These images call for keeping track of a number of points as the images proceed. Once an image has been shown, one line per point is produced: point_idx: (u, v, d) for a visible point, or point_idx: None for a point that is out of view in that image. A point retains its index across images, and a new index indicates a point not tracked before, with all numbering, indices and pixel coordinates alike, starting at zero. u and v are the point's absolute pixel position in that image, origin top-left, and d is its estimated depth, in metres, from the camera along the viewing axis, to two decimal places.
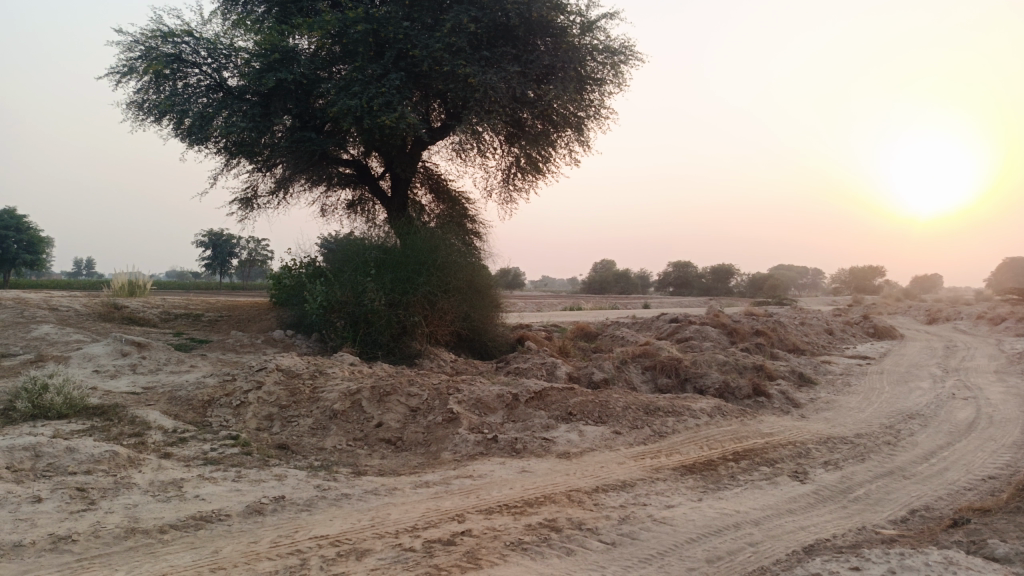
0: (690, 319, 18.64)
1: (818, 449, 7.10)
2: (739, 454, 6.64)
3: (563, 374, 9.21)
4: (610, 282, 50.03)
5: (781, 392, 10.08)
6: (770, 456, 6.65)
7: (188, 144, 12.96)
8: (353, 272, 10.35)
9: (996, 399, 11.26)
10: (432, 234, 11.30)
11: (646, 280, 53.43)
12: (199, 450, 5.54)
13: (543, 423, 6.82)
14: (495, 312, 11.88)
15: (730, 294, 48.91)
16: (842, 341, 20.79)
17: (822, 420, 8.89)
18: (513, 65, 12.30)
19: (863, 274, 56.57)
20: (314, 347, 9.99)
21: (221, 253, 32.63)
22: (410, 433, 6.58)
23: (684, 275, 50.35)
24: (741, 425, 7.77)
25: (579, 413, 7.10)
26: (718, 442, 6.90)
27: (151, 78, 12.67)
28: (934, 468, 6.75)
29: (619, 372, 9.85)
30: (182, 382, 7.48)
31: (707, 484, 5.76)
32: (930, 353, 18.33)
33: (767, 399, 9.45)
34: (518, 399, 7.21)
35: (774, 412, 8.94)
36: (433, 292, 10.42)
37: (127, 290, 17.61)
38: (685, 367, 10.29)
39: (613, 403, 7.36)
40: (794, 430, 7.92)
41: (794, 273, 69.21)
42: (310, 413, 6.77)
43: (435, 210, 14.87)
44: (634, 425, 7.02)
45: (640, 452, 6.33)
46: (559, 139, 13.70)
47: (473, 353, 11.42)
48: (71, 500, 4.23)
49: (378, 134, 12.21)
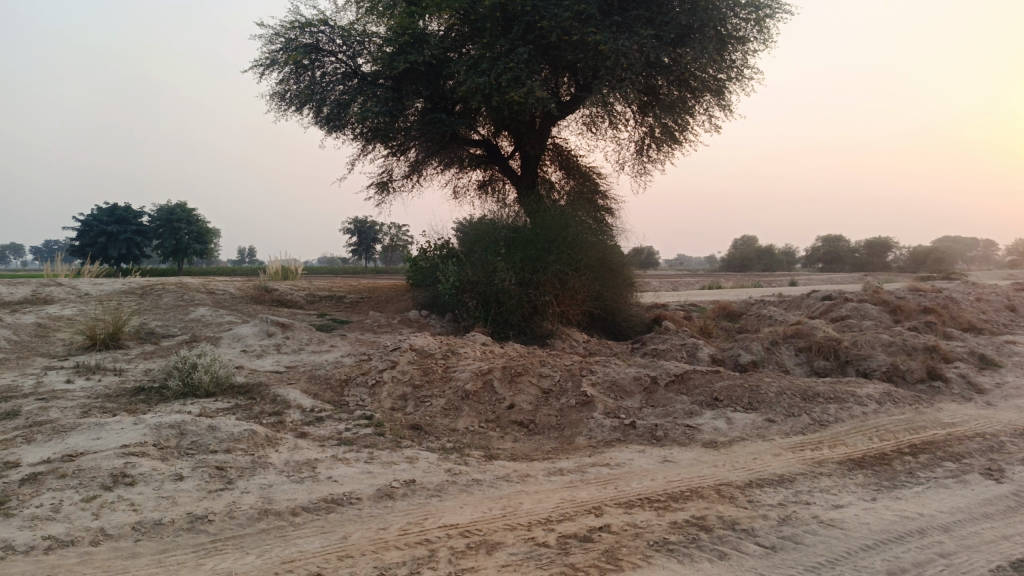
0: (846, 296, 17.09)
1: (1016, 443, 6.09)
2: (917, 448, 5.80)
3: (705, 356, 8.58)
4: (751, 259, 47.53)
5: (961, 376, 8.88)
6: (955, 450, 5.76)
7: (326, 132, 13.38)
8: (483, 252, 10.20)
9: None
10: (562, 210, 10.92)
11: (791, 256, 50.30)
12: (334, 430, 5.54)
13: (685, 409, 6.30)
14: (629, 291, 11.37)
15: (888, 269, 44.97)
16: None
17: (1016, 408, 7.70)
18: (646, 28, 11.62)
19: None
20: (447, 327, 9.97)
21: (366, 239, 34.13)
22: (544, 416, 6.29)
23: (834, 250, 46.87)
24: (916, 413, 6.85)
25: (726, 398, 6.51)
26: (891, 434, 6.09)
27: (291, 69, 13.09)
28: None
29: (768, 354, 9.06)
30: (321, 361, 7.63)
31: (879, 482, 5.03)
32: None
33: (944, 385, 8.35)
34: (658, 383, 6.72)
35: (954, 399, 7.86)
36: (564, 271, 10.08)
37: (280, 275, 18.70)
38: (846, 348, 9.31)
39: (765, 388, 6.69)
40: (982, 420, 6.87)
41: (963, 245, 62.60)
42: (442, 393, 6.65)
43: (566, 186, 14.49)
44: (790, 412, 6.34)
45: (797, 445, 5.71)
46: (697, 106, 12.86)
47: (606, 333, 11.00)
48: (210, 479, 4.34)
49: (507, 112, 12.00)
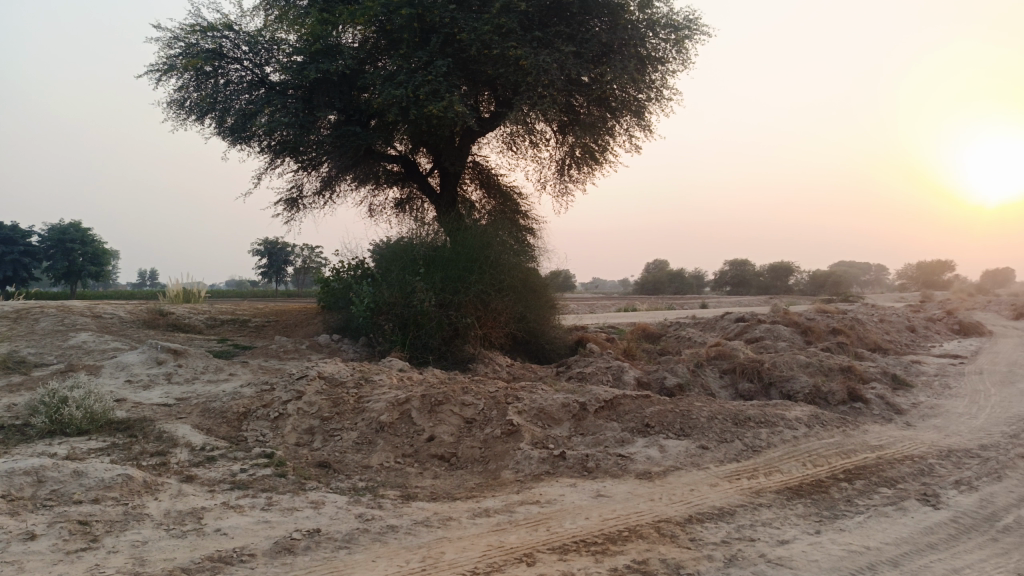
0: (760, 318, 17.40)
1: (943, 464, 6.02)
2: (851, 473, 5.63)
3: (631, 380, 8.30)
4: (664, 282, 48.61)
5: (879, 397, 8.95)
6: (888, 474, 5.61)
7: (230, 143, 12.54)
8: (401, 271, 9.65)
9: None
10: (483, 229, 10.51)
11: (702, 279, 51.73)
12: (228, 471, 4.87)
13: (616, 437, 5.95)
14: (552, 312, 11.07)
15: (791, 292, 46.86)
16: (926, 339, 19.22)
17: (933, 428, 7.76)
18: (567, 45, 11.47)
19: (933, 269, 53.64)
20: (361, 352, 9.32)
21: (277, 261, 32.69)
22: (466, 448, 5.80)
23: (741, 274, 48.55)
24: (844, 437, 6.74)
25: (658, 424, 6.20)
26: (823, 460, 5.94)
27: (192, 75, 12.27)
28: None
29: (694, 377, 8.88)
30: (217, 392, 6.87)
31: (820, 512, 4.78)
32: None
33: (864, 406, 8.37)
34: (587, 409, 6.34)
35: (876, 420, 7.87)
36: (486, 291, 9.64)
37: (182, 297, 17.45)
38: (769, 370, 9.26)
39: (696, 413, 6.43)
40: (907, 442, 6.83)
41: (857, 270, 66.16)
42: (354, 425, 6.06)
43: (486, 205, 14.12)
44: (722, 439, 6.10)
45: (733, 472, 5.46)
46: (618, 126, 12.79)
47: (529, 357, 10.64)
48: (69, 537, 3.62)
49: (425, 127, 11.55)
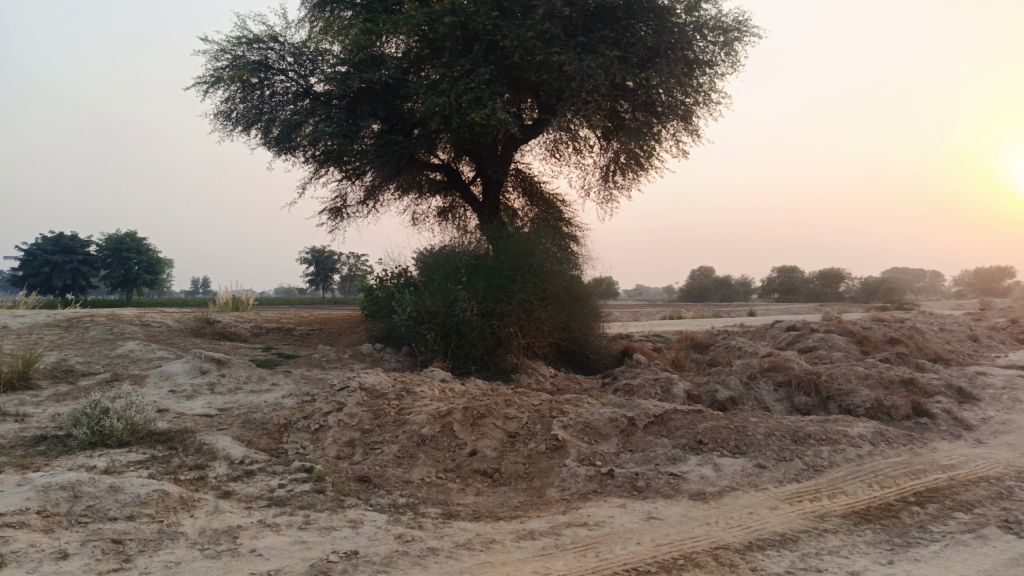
0: (812, 327, 16.80)
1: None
2: (922, 496, 5.23)
3: (680, 393, 7.97)
4: (709, 289, 47.73)
5: (947, 412, 8.43)
6: (963, 498, 5.19)
7: (275, 153, 12.62)
8: (443, 280, 9.51)
9: None
10: (527, 237, 10.31)
11: (748, 286, 50.62)
12: (266, 487, 4.75)
13: (668, 454, 5.66)
14: (596, 321, 10.81)
15: (842, 300, 45.49)
16: (991, 349, 18.31)
17: (1008, 446, 7.25)
18: (612, 49, 11.23)
19: (992, 275, 51.49)
20: (403, 362, 9.19)
21: (323, 269, 33.06)
22: (510, 463, 5.60)
23: (789, 281, 47.34)
24: (911, 456, 6.33)
25: (711, 441, 5.90)
26: (891, 481, 5.56)
27: (238, 86, 12.40)
28: None
29: (747, 389, 8.51)
30: (259, 403, 6.80)
31: (891, 539, 4.42)
32: None
33: (931, 422, 7.89)
34: (636, 424, 6.07)
35: (945, 438, 7.40)
36: (529, 300, 9.42)
37: (230, 306, 17.68)
38: (826, 383, 8.82)
39: (752, 429, 6.11)
40: (982, 462, 6.37)
41: (912, 277, 64.00)
42: (395, 439, 5.92)
43: (529, 212, 13.93)
44: (780, 458, 5.77)
45: (793, 494, 5.14)
46: (664, 130, 12.45)
47: (574, 367, 10.39)
48: (102, 556, 3.52)
49: (468, 134, 11.43)
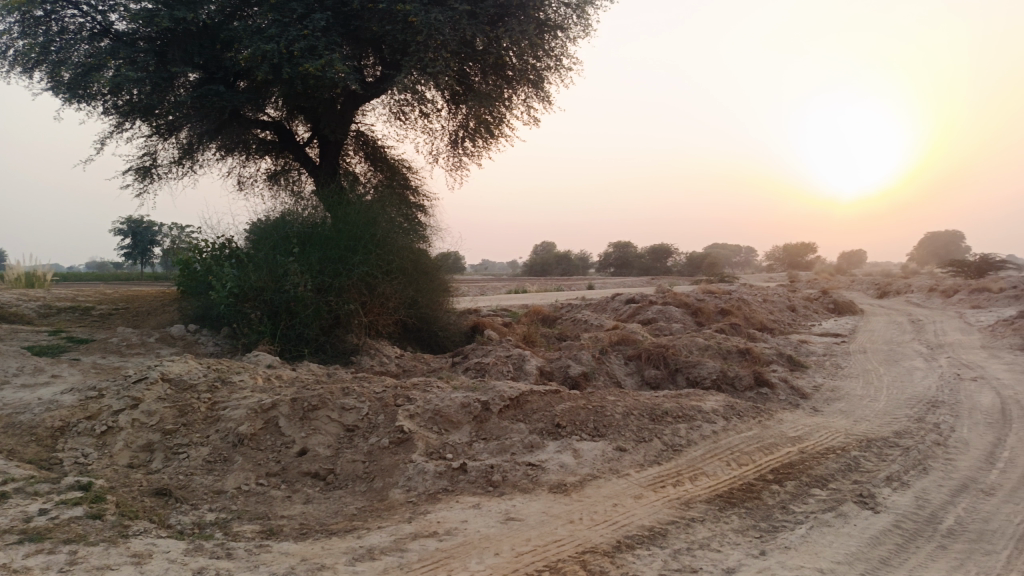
0: (651, 299, 17.21)
1: (867, 457, 5.65)
2: (780, 474, 5.11)
3: (533, 370, 7.55)
4: (551, 264, 48.62)
5: (784, 381, 8.71)
6: (817, 473, 5.14)
7: (66, 102, 10.68)
8: (271, 251, 8.41)
9: (1006, 376, 10.09)
10: (369, 205, 9.40)
11: (588, 261, 52.25)
12: (22, 516, 3.69)
13: (524, 441, 5.16)
14: (445, 297, 10.17)
15: (673, 274, 48.16)
16: (806, 318, 19.85)
17: (840, 413, 7.54)
18: (460, 4, 10.49)
19: (798, 250, 56.83)
20: (223, 345, 8.02)
21: (142, 242, 29.66)
22: (346, 463, 4.85)
23: (625, 255, 49.29)
24: (761, 429, 6.31)
25: (570, 424, 5.47)
26: (748, 458, 5.44)
27: (15, 18, 10.31)
28: (1009, 476, 5.32)
29: (599, 363, 8.25)
30: (29, 401, 5.49)
31: (757, 525, 4.19)
32: (898, 328, 17.47)
33: (771, 391, 8.06)
34: (490, 410, 5.51)
35: (785, 407, 7.57)
36: (371, 274, 8.58)
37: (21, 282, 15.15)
38: (674, 356, 8.80)
39: (610, 410, 5.78)
40: (824, 432, 6.49)
41: (731, 252, 69.52)
42: (205, 440, 4.98)
43: (371, 179, 12.93)
44: (640, 439, 5.48)
45: (655, 479, 4.83)
46: (514, 97, 11.93)
47: (420, 345, 9.70)
48: None
49: (301, 90, 10.26)
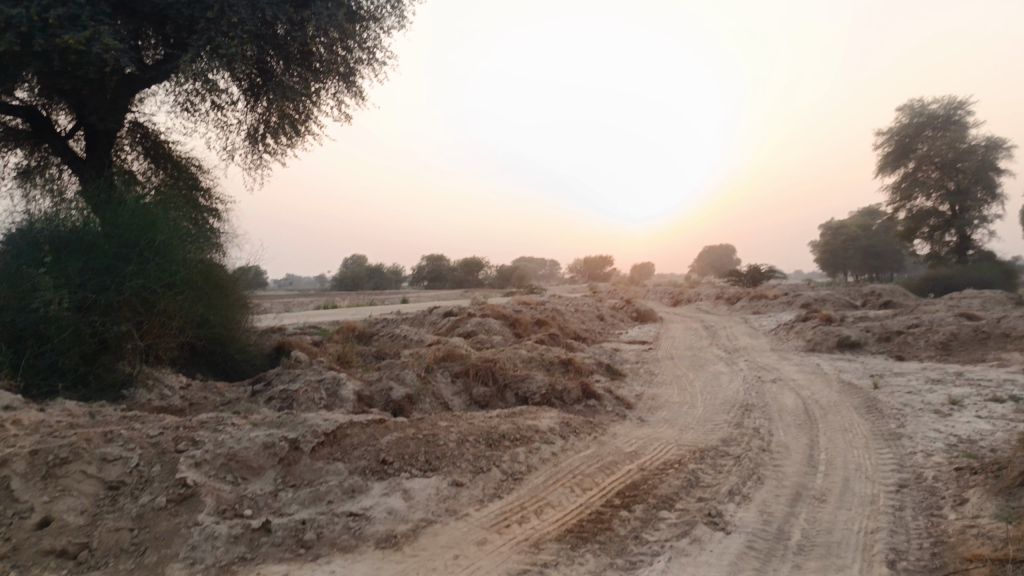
0: (468, 311, 16.80)
1: (704, 470, 5.50)
2: (626, 497, 4.75)
3: (350, 395, 6.68)
4: (362, 277, 46.91)
5: (609, 391, 8.59)
6: (662, 493, 4.85)
7: None
8: (13, 262, 6.74)
9: (799, 376, 10.83)
10: (147, 207, 7.91)
11: (400, 275, 51.19)
12: None
13: (344, 485, 4.35)
14: (243, 314, 8.92)
15: (486, 287, 48.58)
16: (614, 326, 20.58)
17: (665, 422, 7.51)
18: None
19: (599, 263, 59.98)
20: None
21: None
22: (108, 534, 3.72)
23: (437, 268, 48.59)
24: (598, 446, 5.99)
25: (397, 460, 4.74)
26: (591, 481, 5.04)
27: None
28: (834, 479, 5.41)
29: (424, 383, 7.54)
30: None
31: (613, 563, 3.74)
32: (696, 334, 18.60)
33: (598, 403, 7.88)
34: (301, 449, 4.62)
35: (613, 420, 7.38)
36: (150, 288, 7.09)
37: None
38: (501, 371, 8.32)
39: (441, 439, 5.12)
40: (657, 444, 6.32)
41: (538, 264, 71.99)
42: None
43: (154, 179, 11.20)
44: (476, 470, 4.89)
45: (497, 518, 4.24)
46: (323, 91, 10.94)
47: (212, 371, 8.41)
48: None
49: (60, 68, 8.49)
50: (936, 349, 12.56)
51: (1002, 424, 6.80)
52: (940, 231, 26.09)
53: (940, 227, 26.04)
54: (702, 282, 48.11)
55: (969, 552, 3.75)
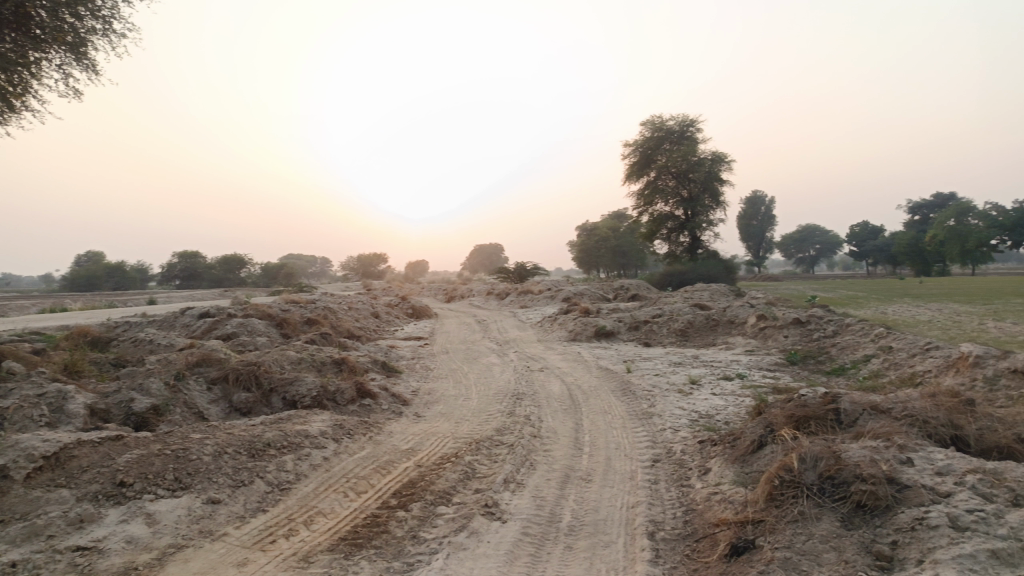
0: (229, 311, 15.49)
1: (480, 461, 5.52)
2: (402, 496, 4.58)
3: (80, 410, 5.73)
4: (101, 277, 41.42)
5: (384, 389, 8.35)
6: (439, 488, 4.76)
7: None
8: None
9: (565, 365, 11.47)
10: None
11: (148, 274, 46.02)
12: None
13: (69, 516, 3.67)
14: None
15: (250, 286, 45.46)
16: (388, 324, 20.31)
17: (441, 416, 7.47)
18: None
19: (371, 260, 59.11)
20: None
21: None
22: None
23: (192, 266, 43.72)
24: (373, 446, 5.75)
25: (139, 480, 4.12)
26: (366, 483, 4.81)
27: None
28: (599, 459, 5.72)
29: (174, 392, 6.71)
30: None
31: (390, 566, 3.56)
32: (469, 328, 18.99)
33: (373, 403, 7.62)
34: (11, 478, 3.82)
35: (389, 418, 7.17)
36: None
37: None
38: (266, 374, 7.70)
39: (194, 453, 4.56)
40: (433, 439, 6.24)
41: (307, 262, 69.08)
42: None
43: None
44: (236, 484, 4.42)
45: (261, 534, 3.86)
46: (45, 60, 9.06)
47: None
48: None
49: None
50: (677, 335, 14.06)
51: (732, 398, 7.73)
52: (676, 232, 29.42)
53: (676, 228, 29.36)
54: (473, 279, 49.49)
55: (715, 516, 4.13)
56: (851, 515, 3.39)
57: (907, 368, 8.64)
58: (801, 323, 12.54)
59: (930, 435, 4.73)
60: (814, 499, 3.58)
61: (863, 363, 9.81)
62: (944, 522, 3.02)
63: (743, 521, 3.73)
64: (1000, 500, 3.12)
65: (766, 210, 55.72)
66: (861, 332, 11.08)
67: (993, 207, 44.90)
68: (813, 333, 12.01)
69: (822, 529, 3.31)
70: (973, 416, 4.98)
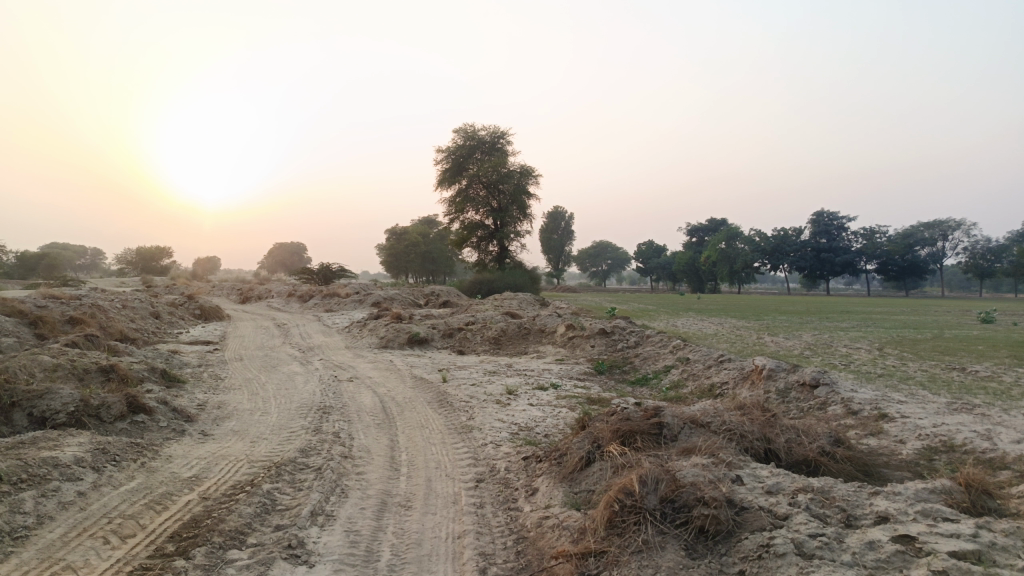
0: None
1: (281, 489, 4.77)
2: (182, 540, 3.76)
3: None
4: None
5: (164, 401, 7.17)
6: (230, 527, 3.98)
7: None
8: None
9: (375, 374, 10.80)
10: None
11: None
12: None
13: None
14: None
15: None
16: (171, 326, 18.16)
17: (234, 434, 6.52)
18: None
19: (154, 253, 53.41)
20: None
21: None
22: None
23: None
24: (147, 476, 4.78)
25: None
26: (134, 525, 3.90)
27: None
28: (417, 480, 5.22)
29: None
30: None
31: None
32: (267, 332, 17.51)
33: (148, 420, 6.47)
34: None
35: (169, 438, 6.11)
36: None
37: None
38: (7, 385, 6.24)
39: None
40: (224, 463, 5.35)
41: (75, 253, 60.85)
42: None
43: None
44: None
45: None
46: None
47: None
48: None
49: None
50: (489, 344, 13.93)
51: (550, 410, 7.58)
52: (485, 241, 29.73)
53: (485, 237, 29.61)
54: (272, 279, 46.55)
55: (550, 547, 3.82)
56: (694, 543, 3.23)
57: (705, 380, 9.11)
58: (607, 333, 12.94)
59: (746, 449, 4.81)
60: (657, 526, 3.38)
61: (665, 373, 10.23)
62: (789, 548, 2.93)
63: (583, 552, 3.43)
64: (834, 522, 3.11)
65: (566, 226, 58.54)
66: (661, 343, 11.63)
67: (756, 234, 50.98)
68: (618, 343, 12.43)
69: (668, 560, 3.11)
70: (781, 428, 5.17)
